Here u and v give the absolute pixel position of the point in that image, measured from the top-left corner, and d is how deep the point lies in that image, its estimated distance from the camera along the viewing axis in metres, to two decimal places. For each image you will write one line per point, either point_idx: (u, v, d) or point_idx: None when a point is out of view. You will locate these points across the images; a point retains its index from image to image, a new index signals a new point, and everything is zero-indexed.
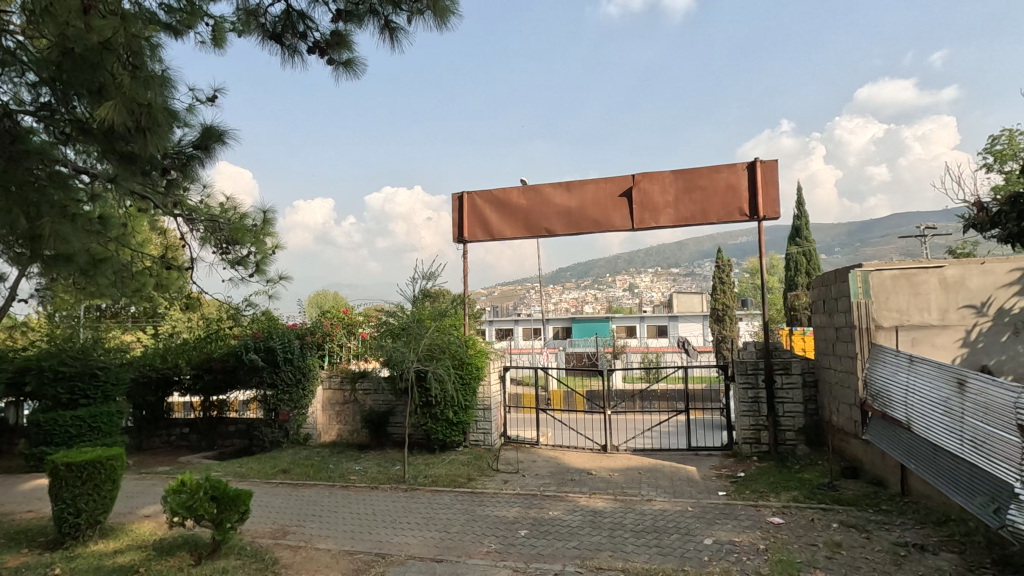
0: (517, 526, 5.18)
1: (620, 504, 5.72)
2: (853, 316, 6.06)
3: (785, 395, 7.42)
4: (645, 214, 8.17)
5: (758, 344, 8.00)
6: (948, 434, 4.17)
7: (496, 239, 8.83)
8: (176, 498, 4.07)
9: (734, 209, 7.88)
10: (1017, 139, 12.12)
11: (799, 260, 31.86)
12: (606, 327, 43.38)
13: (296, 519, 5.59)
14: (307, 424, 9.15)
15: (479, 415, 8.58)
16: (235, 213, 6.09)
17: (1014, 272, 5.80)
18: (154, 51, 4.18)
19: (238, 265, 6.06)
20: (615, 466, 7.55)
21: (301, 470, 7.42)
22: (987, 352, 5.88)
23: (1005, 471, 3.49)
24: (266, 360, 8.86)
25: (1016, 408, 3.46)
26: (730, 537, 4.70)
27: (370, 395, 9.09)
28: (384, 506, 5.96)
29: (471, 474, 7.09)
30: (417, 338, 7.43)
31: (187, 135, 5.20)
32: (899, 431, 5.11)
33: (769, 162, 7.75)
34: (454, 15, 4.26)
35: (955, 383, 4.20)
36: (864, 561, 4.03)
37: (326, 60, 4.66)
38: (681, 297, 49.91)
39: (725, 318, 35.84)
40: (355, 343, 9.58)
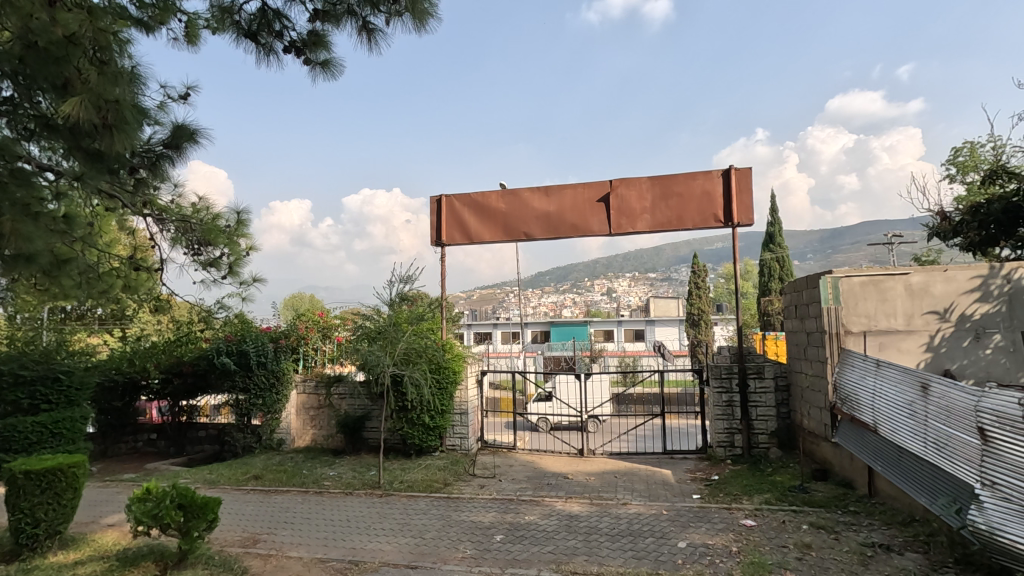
0: (492, 531, 5.15)
1: (596, 509, 5.73)
2: (823, 321, 6.25)
3: (758, 399, 7.54)
4: (623, 220, 8.24)
5: (732, 348, 8.11)
6: (912, 436, 4.29)
7: (474, 243, 8.82)
8: (140, 507, 3.95)
9: (709, 215, 8.00)
10: (980, 151, 12.53)
11: (773, 266, 32.43)
12: (584, 331, 43.68)
13: (267, 527, 5.46)
14: (281, 428, 8.98)
15: (456, 419, 8.52)
16: (208, 214, 5.97)
17: (975, 280, 5.99)
18: (123, 46, 4.05)
19: (210, 267, 5.89)
20: (591, 470, 7.58)
21: (273, 476, 7.28)
22: (950, 356, 6.05)
23: (966, 473, 3.60)
24: (239, 363, 8.67)
25: (976, 411, 3.57)
26: (704, 540, 4.75)
27: (345, 400, 8.97)
28: (358, 513, 5.87)
29: (448, 479, 7.03)
30: (394, 342, 7.37)
31: (157, 133, 5.09)
32: (867, 434, 5.23)
33: (744, 169, 7.89)
34: (433, 18, 4.25)
35: (919, 387, 4.32)
36: (833, 562, 4.11)
37: (303, 60, 4.60)
38: (659, 302, 50.49)
39: (700, 322, 36.36)
40: (330, 347, 9.37)
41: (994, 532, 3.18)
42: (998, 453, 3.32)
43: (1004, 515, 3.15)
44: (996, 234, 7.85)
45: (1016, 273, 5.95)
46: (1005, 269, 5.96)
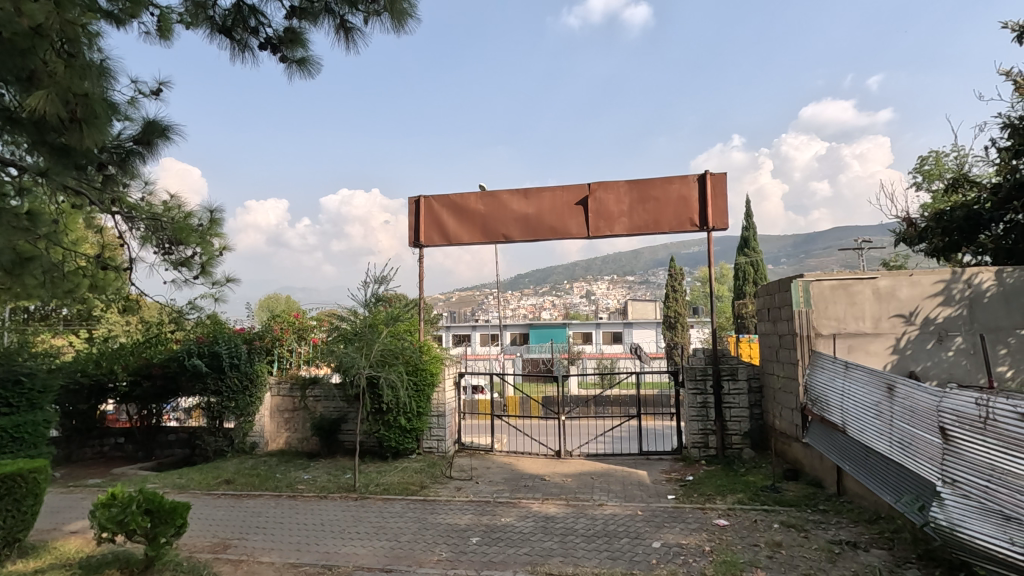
0: (469, 534, 5.13)
1: (572, 510, 5.76)
2: (794, 324, 6.40)
3: (732, 400, 7.66)
4: (601, 223, 8.30)
5: (706, 350, 8.21)
6: (878, 435, 4.41)
7: (452, 244, 8.79)
8: (105, 513, 3.84)
9: (685, 219, 8.12)
10: (944, 160, 12.93)
11: (747, 270, 32.97)
12: (562, 334, 43.80)
13: (238, 532, 5.36)
14: (254, 431, 8.82)
15: (433, 422, 8.45)
16: (179, 213, 5.84)
17: (938, 284, 6.19)
18: (93, 39, 3.95)
19: (181, 266, 5.76)
20: (568, 472, 7.60)
21: (245, 480, 7.13)
22: (915, 358, 6.22)
23: (928, 471, 3.71)
24: (210, 365, 8.52)
25: (938, 411, 3.68)
26: (677, 540, 4.81)
27: (320, 402, 8.85)
28: (333, 516, 5.81)
29: (424, 482, 6.98)
30: (369, 344, 7.30)
31: (127, 129, 4.97)
32: (836, 434, 5.36)
33: (719, 175, 8.03)
34: (412, 18, 4.24)
35: (885, 388, 4.45)
36: (802, 559, 4.20)
37: (279, 57, 4.52)
38: (637, 304, 50.97)
39: (677, 325, 36.79)
40: (306, 349, 9.21)
41: (955, 528, 3.28)
42: (959, 452, 3.43)
43: (965, 511, 3.25)
44: (959, 240, 8.14)
45: (977, 278, 6.16)
46: (967, 273, 6.16)
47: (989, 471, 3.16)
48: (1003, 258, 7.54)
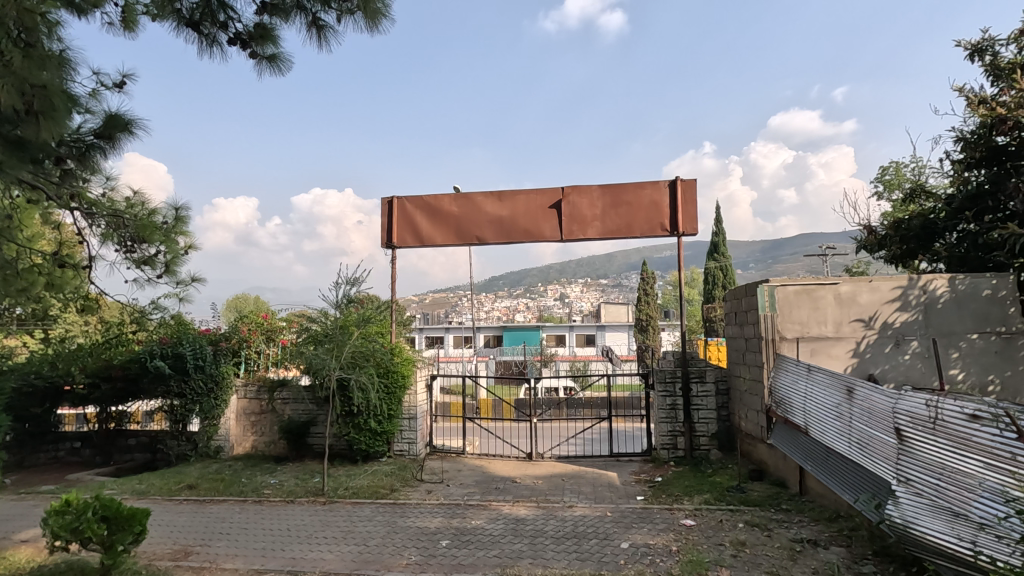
0: (439, 537, 5.11)
1: (542, 511, 5.79)
2: (760, 328, 6.56)
3: (700, 402, 7.80)
4: (574, 226, 8.38)
5: (676, 352, 8.36)
6: (838, 436, 4.56)
7: (426, 245, 8.74)
8: (58, 520, 3.69)
9: (656, 224, 8.25)
10: (903, 171, 13.43)
11: (717, 275, 33.60)
12: (536, 336, 43.91)
13: (200, 538, 5.22)
14: (218, 435, 8.60)
15: (405, 424, 8.39)
16: (143, 209, 5.66)
17: (896, 290, 6.43)
18: (52, 29, 3.82)
19: (144, 265, 5.59)
20: (539, 474, 7.63)
21: (209, 485, 6.95)
22: (874, 361, 6.44)
23: (884, 471, 3.85)
24: (174, 367, 8.28)
25: (893, 413, 3.82)
26: (645, 540, 4.87)
27: (289, 405, 8.69)
28: (300, 521, 5.70)
29: (394, 485, 6.92)
30: (341, 345, 7.20)
31: (88, 122, 4.81)
32: (799, 435, 5.52)
33: (690, 181, 8.18)
34: (385, 18, 4.22)
35: (845, 390, 4.59)
36: (764, 558, 4.30)
37: (248, 54, 4.43)
38: (609, 307, 51.55)
39: (648, 328, 37.29)
40: (274, 350, 9.06)
41: (908, 525, 3.40)
42: (913, 452, 3.56)
43: (918, 509, 3.38)
44: (916, 248, 8.46)
45: (931, 284, 6.42)
46: (922, 280, 6.41)
47: (940, 469, 3.29)
48: (955, 266, 7.86)
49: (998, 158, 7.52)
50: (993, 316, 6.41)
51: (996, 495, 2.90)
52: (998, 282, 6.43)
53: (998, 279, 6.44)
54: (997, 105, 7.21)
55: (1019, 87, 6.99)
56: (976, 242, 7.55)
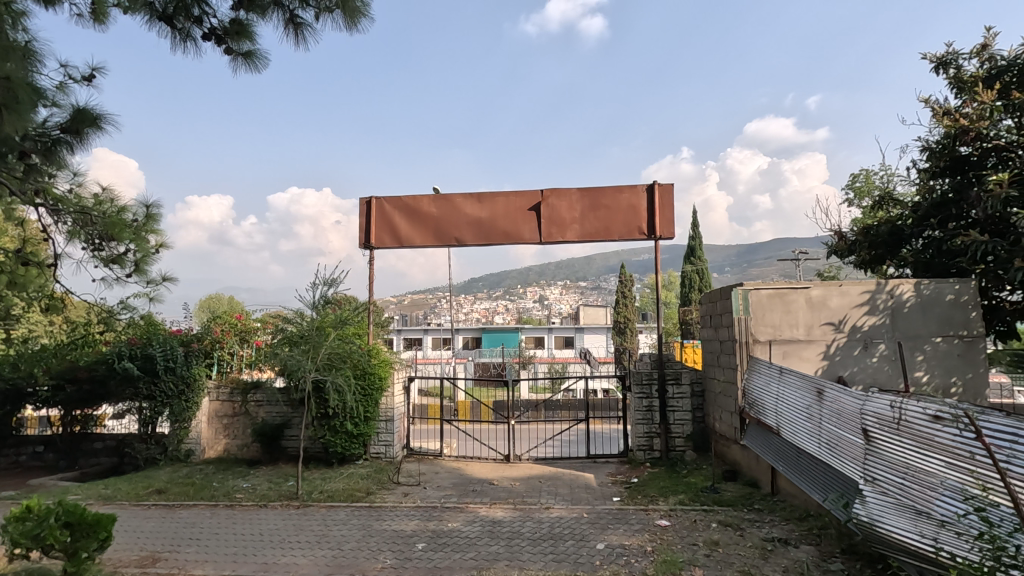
0: (414, 540, 5.07)
1: (519, 513, 5.80)
2: (734, 330, 6.68)
3: (676, 404, 7.90)
4: (553, 229, 8.42)
5: (653, 354, 8.45)
6: (809, 436, 4.66)
7: (404, 246, 8.68)
8: (18, 528, 3.56)
9: (634, 228, 8.34)
10: (873, 179, 13.81)
11: (693, 278, 34.07)
12: (515, 338, 43.96)
13: (169, 544, 5.09)
14: (189, 438, 8.41)
15: (381, 427, 8.31)
16: (112, 206, 5.49)
17: (864, 294, 6.61)
18: (17, 18, 3.70)
19: (112, 264, 5.46)
20: (517, 475, 7.63)
21: (179, 489, 6.79)
22: (844, 364, 6.59)
23: (852, 470, 3.95)
24: (143, 368, 8.06)
25: (861, 414, 3.92)
26: (621, 541, 4.91)
27: (263, 407, 8.54)
28: (273, 526, 5.60)
29: (371, 488, 6.85)
30: (317, 347, 7.10)
31: (54, 116, 4.66)
32: (771, 436, 5.62)
33: (667, 186, 8.30)
34: (365, 17, 4.19)
35: (814, 392, 4.69)
36: (737, 557, 4.37)
37: (224, 50, 4.34)
38: (588, 309, 51.87)
39: (626, 330, 37.63)
40: (248, 351, 8.91)
41: (874, 523, 3.49)
42: (879, 451, 3.66)
43: (883, 507, 3.48)
44: (884, 254, 8.71)
45: (898, 289, 6.61)
46: (890, 285, 6.60)
47: (905, 469, 3.39)
48: (921, 271, 8.05)
49: (961, 168, 7.80)
50: (956, 320, 6.63)
51: (957, 493, 2.99)
52: (961, 287, 6.65)
53: (960, 284, 6.66)
54: (961, 116, 7.49)
55: (981, 99, 7.33)
56: (941, 248, 7.81)
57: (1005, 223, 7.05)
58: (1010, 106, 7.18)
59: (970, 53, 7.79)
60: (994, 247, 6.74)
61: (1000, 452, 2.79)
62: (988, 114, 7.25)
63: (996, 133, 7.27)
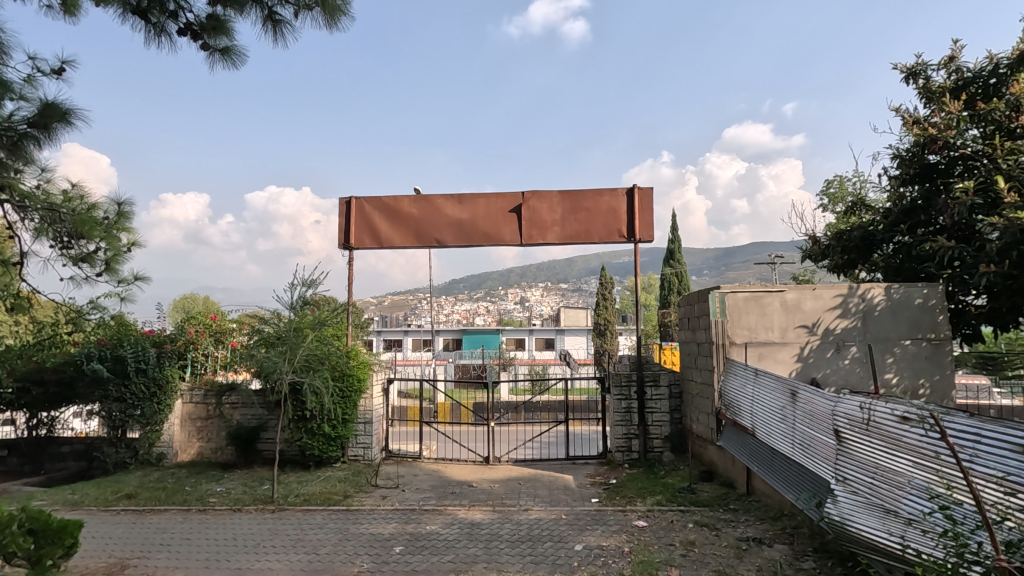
0: (392, 543, 5.03)
1: (498, 515, 5.79)
2: (711, 333, 6.78)
3: (654, 406, 7.98)
4: (533, 231, 8.44)
5: (631, 356, 8.52)
6: (783, 437, 4.75)
7: (384, 247, 8.61)
8: None
9: (614, 231, 8.40)
10: (846, 185, 14.13)
11: (673, 281, 34.44)
12: (495, 340, 43.95)
13: (139, 550, 4.97)
14: (161, 442, 8.23)
15: (360, 429, 8.23)
16: (81, 205, 5.33)
17: (837, 298, 6.76)
18: None
19: (82, 262, 5.35)
20: (496, 477, 7.62)
21: (150, 494, 6.62)
22: (817, 366, 6.73)
23: (825, 470, 4.03)
24: (114, 370, 7.85)
25: (832, 415, 4.00)
26: (599, 542, 4.94)
27: (238, 410, 8.40)
28: (247, 530, 5.50)
29: (348, 491, 6.76)
30: (293, 348, 7.01)
31: (21, 110, 4.51)
32: (746, 437, 5.71)
33: (646, 189, 8.38)
34: (345, 15, 4.15)
35: (787, 393, 4.78)
36: (712, 556, 4.43)
37: (200, 45, 4.26)
38: (568, 311, 52.04)
39: (606, 332, 37.87)
40: (223, 353, 8.78)
41: (845, 521, 3.57)
42: (850, 452, 3.75)
43: (854, 506, 3.57)
44: (856, 258, 8.92)
45: (869, 293, 6.77)
46: (861, 289, 6.76)
47: (874, 469, 3.48)
48: (892, 275, 8.25)
49: (930, 175, 8.03)
50: (924, 323, 6.81)
51: (923, 492, 3.08)
52: (929, 291, 6.84)
53: (929, 288, 6.85)
54: (929, 125, 7.71)
55: (948, 109, 7.53)
56: (910, 253, 8.01)
57: (970, 229, 7.26)
58: (976, 116, 7.39)
59: (938, 64, 8.02)
60: (960, 252, 6.94)
61: (964, 452, 2.88)
62: (955, 123, 7.45)
63: (962, 142, 7.47)
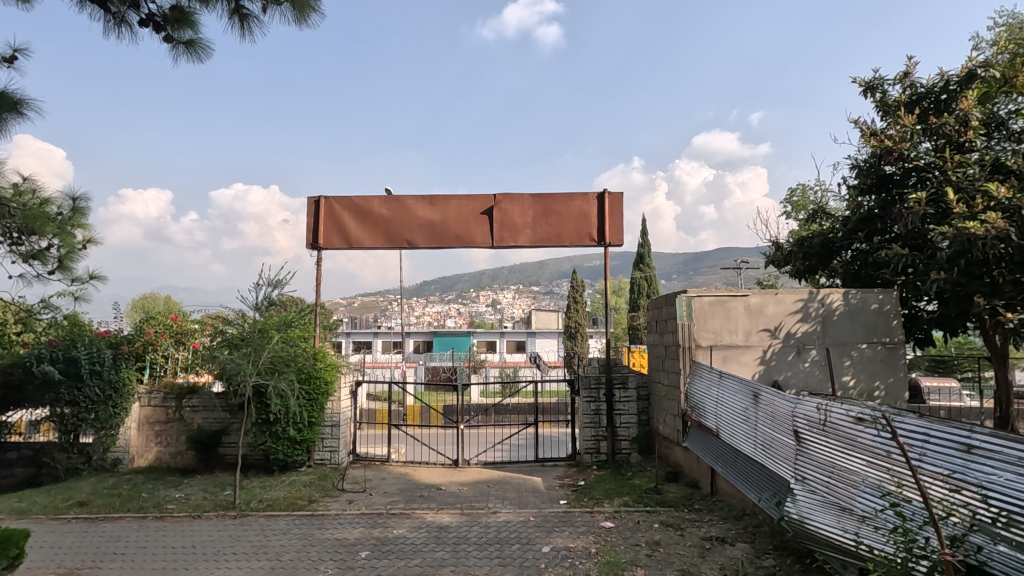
0: (358, 548, 4.96)
1: (466, 518, 5.76)
2: (678, 336, 6.92)
3: (622, 408, 8.08)
4: (505, 233, 8.45)
5: (600, 359, 8.59)
6: (746, 438, 4.87)
7: (353, 247, 8.49)
8: None
9: (584, 234, 8.48)
10: (808, 194, 14.59)
11: (642, 284, 34.93)
12: (466, 342, 43.80)
13: (90, 560, 4.78)
14: (116, 446, 7.93)
15: (326, 432, 8.09)
16: (34, 199, 5.10)
17: (799, 303, 6.96)
18: None
19: (32, 260, 5.13)
20: (464, 480, 7.59)
21: (103, 501, 6.37)
22: (778, 368, 6.92)
23: (785, 470, 4.14)
24: (65, 373, 7.51)
25: (792, 416, 4.12)
26: (566, 543, 4.97)
27: (199, 413, 8.17)
28: (207, 537, 5.34)
29: (313, 496, 6.63)
30: (258, 350, 6.86)
31: None
32: (711, 439, 5.83)
33: (616, 194, 8.49)
34: (315, 12, 4.09)
35: (750, 395, 4.90)
36: (677, 556, 4.50)
37: (163, 37, 4.12)
38: (540, 314, 52.24)
39: (577, 335, 38.15)
40: (184, 354, 8.53)
41: (804, 520, 3.69)
42: (808, 452, 3.86)
43: (812, 505, 3.68)
44: (816, 264, 9.24)
45: (828, 298, 7.01)
46: (821, 294, 6.99)
47: (830, 468, 3.59)
48: (850, 281, 8.61)
49: (886, 186, 8.32)
50: (879, 328, 7.07)
51: (875, 490, 3.20)
52: (884, 297, 7.11)
53: (884, 294, 7.12)
54: (885, 138, 8.00)
55: (903, 122, 7.83)
56: (867, 260, 8.33)
57: (923, 238, 7.58)
58: (928, 130, 7.73)
59: (894, 79, 8.35)
60: (913, 260, 7.23)
61: (913, 451, 3.01)
62: (909, 136, 7.76)
63: (916, 154, 7.79)
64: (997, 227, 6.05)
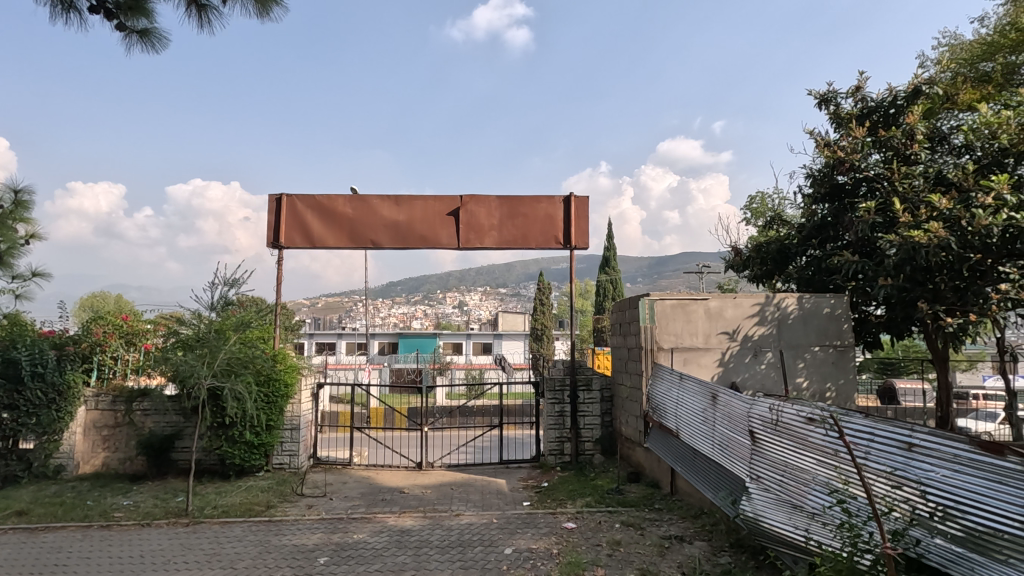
0: (316, 554, 4.85)
1: (428, 521, 5.71)
2: (640, 338, 7.04)
3: (586, 409, 8.16)
4: (471, 235, 8.44)
5: (565, 361, 8.67)
6: (704, 438, 4.98)
7: (316, 247, 8.32)
8: None
9: (550, 236, 8.54)
10: (767, 201, 15.06)
11: (607, 287, 35.38)
12: (432, 343, 43.45)
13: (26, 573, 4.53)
14: (60, 452, 7.53)
15: (286, 436, 7.90)
16: None
17: (756, 306, 7.18)
18: None
19: None
20: (428, 483, 7.52)
21: (44, 510, 6.05)
22: (736, 370, 7.12)
23: (741, 469, 4.26)
24: (4, 375, 7.11)
25: (748, 416, 4.23)
26: (528, 545, 4.98)
27: (150, 417, 7.87)
28: (156, 546, 5.14)
29: (271, 501, 6.46)
30: (214, 351, 6.64)
31: None
32: (671, 439, 5.95)
33: (582, 198, 8.57)
34: (277, 6, 3.99)
35: (708, 397, 5.00)
36: (637, 556, 4.57)
37: (115, 26, 3.96)
38: (506, 315, 52.34)
39: (543, 337, 38.32)
40: (135, 355, 8.16)
41: (759, 517, 3.80)
42: (763, 451, 3.98)
43: (766, 503, 3.80)
44: (773, 269, 9.57)
45: (783, 302, 7.25)
46: (777, 298, 7.23)
47: (783, 467, 3.71)
48: (804, 286, 8.92)
49: (838, 195, 8.65)
50: (831, 331, 7.35)
51: (824, 487, 3.32)
52: (836, 301, 7.39)
53: (836, 298, 7.40)
54: (838, 149, 8.33)
55: (854, 134, 8.18)
56: (820, 266, 8.65)
57: (871, 246, 7.92)
58: (877, 142, 8.10)
59: (846, 93, 8.71)
60: (862, 266, 7.51)
61: (858, 450, 3.13)
62: (860, 148, 8.10)
63: (866, 165, 8.12)
64: (939, 237, 6.39)
